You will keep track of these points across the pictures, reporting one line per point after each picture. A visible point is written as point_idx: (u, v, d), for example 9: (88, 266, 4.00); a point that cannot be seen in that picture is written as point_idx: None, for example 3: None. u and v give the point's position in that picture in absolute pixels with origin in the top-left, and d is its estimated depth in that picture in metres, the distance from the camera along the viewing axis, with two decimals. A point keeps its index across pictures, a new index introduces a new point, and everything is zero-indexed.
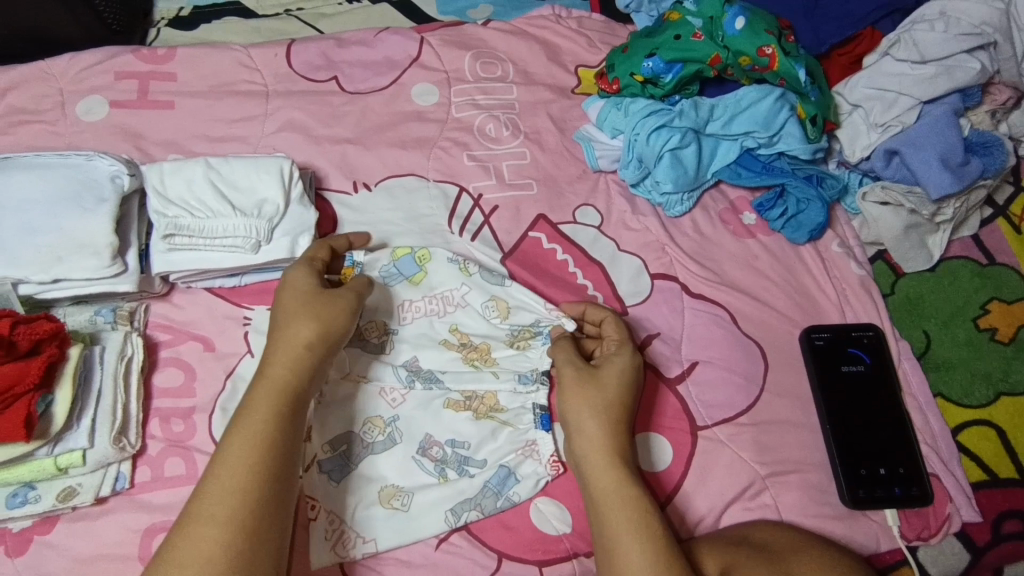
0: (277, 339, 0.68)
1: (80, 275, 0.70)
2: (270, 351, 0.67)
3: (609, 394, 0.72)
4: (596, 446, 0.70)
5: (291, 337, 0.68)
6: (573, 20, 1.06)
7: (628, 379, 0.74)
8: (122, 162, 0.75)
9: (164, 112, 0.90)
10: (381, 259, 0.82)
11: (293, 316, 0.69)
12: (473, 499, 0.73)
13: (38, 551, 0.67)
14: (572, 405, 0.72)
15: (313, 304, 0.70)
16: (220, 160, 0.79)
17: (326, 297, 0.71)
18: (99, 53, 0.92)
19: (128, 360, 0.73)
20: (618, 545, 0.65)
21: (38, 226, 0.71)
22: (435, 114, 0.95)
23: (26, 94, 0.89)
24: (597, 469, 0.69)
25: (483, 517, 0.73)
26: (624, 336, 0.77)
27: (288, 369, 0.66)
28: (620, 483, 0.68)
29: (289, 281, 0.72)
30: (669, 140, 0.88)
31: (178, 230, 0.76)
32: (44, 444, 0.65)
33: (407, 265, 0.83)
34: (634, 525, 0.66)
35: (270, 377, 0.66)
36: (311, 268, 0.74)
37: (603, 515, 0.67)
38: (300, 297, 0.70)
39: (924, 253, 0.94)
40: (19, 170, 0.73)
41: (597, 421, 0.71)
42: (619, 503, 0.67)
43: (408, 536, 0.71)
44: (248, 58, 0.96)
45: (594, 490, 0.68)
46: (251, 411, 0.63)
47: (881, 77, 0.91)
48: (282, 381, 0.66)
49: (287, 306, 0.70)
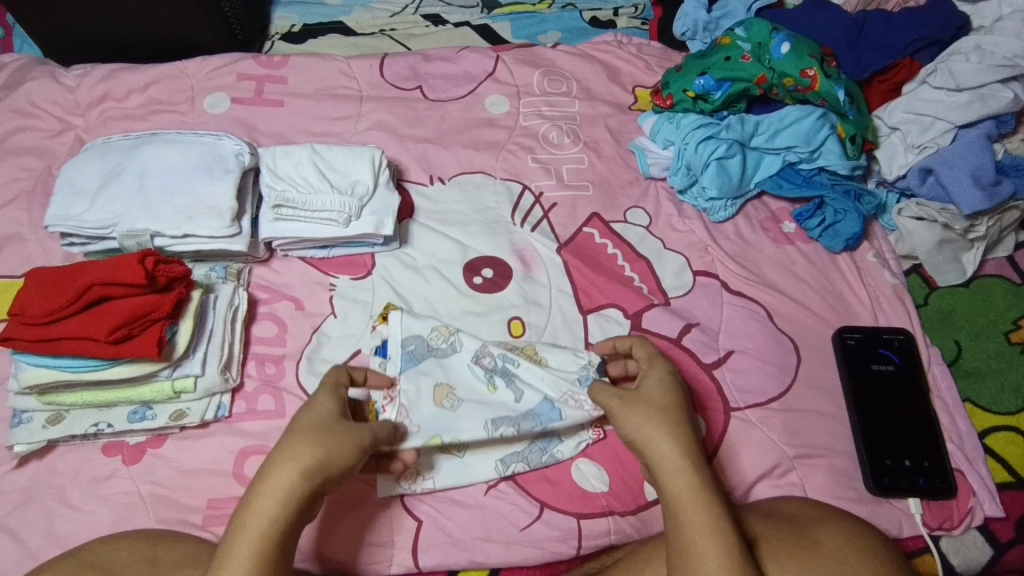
0: (275, 461, 0.65)
1: (204, 233, 0.84)
2: (264, 477, 0.64)
3: (659, 402, 0.74)
4: (667, 455, 0.71)
5: (288, 466, 0.64)
6: (634, 46, 1.18)
7: (668, 386, 0.76)
8: (245, 144, 0.91)
9: (275, 109, 1.05)
10: (418, 438, 0.78)
11: (296, 440, 0.66)
12: (520, 453, 0.81)
13: (151, 461, 0.79)
14: (632, 424, 0.73)
15: (323, 433, 0.67)
16: (324, 147, 0.93)
17: (338, 432, 0.68)
18: (225, 58, 1.08)
19: (235, 308, 0.85)
20: (700, 555, 0.65)
21: (177, 190, 0.86)
22: (505, 121, 1.07)
23: (165, 88, 1.05)
24: (672, 474, 0.70)
25: (529, 469, 0.81)
26: (654, 352, 0.80)
27: (278, 502, 0.63)
28: (695, 487, 0.69)
29: (317, 402, 0.71)
30: (716, 150, 0.97)
31: (285, 202, 0.88)
32: (166, 367, 0.77)
33: (441, 428, 0.79)
34: (713, 537, 0.66)
35: (256, 509, 0.62)
36: (337, 395, 0.73)
37: (681, 522, 0.67)
38: (311, 422, 0.69)
39: (957, 268, 0.99)
40: (166, 146, 0.89)
41: (665, 429, 0.72)
42: (698, 508, 0.67)
43: (462, 478, 0.80)
44: (347, 67, 1.10)
45: (672, 497, 0.69)
46: (234, 547, 0.61)
47: (919, 102, 0.98)
48: (271, 514, 0.62)
49: (299, 428, 0.68)
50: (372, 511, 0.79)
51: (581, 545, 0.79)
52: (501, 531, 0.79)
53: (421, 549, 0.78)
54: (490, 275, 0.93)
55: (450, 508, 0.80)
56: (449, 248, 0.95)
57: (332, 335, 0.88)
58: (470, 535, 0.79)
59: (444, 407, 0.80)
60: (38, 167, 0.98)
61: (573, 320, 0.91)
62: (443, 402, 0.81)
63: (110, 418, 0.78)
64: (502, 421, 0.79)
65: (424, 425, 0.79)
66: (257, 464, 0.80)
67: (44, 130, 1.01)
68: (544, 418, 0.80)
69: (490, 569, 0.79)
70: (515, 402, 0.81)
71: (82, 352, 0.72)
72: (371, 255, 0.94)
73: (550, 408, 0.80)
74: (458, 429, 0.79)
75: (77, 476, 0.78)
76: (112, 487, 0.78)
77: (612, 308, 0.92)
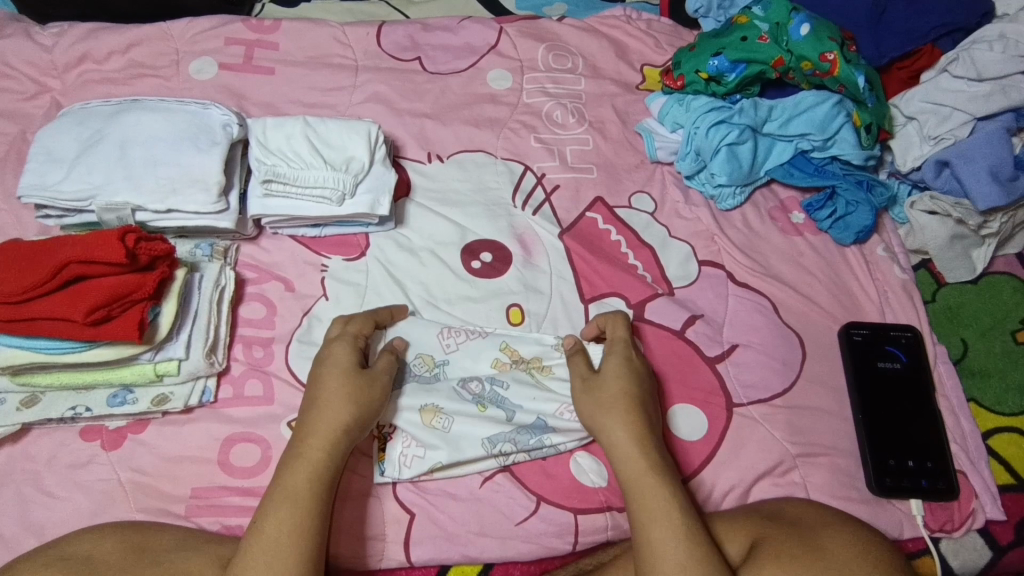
0: (313, 419, 0.69)
1: (190, 208, 0.80)
2: (304, 434, 0.69)
3: (612, 387, 0.75)
4: (616, 439, 0.72)
5: (324, 423, 0.69)
6: (643, 22, 1.13)
7: (625, 368, 0.76)
8: (233, 113, 0.86)
9: (265, 77, 0.99)
10: (421, 468, 0.76)
11: (325, 397, 0.71)
12: (509, 433, 0.77)
13: (132, 447, 0.76)
14: (586, 408, 0.74)
15: (353, 386, 0.72)
16: (318, 119, 0.88)
17: (366, 385, 0.72)
18: (212, 20, 1.02)
19: (222, 289, 0.81)
20: (651, 534, 0.66)
21: (160, 161, 0.81)
22: (507, 98, 1.02)
23: (148, 50, 0.99)
24: (621, 458, 0.71)
25: (518, 450, 0.77)
26: (620, 333, 0.80)
27: (325, 450, 0.68)
28: (647, 471, 0.69)
29: (334, 353, 0.74)
30: (727, 135, 0.93)
31: (276, 177, 0.84)
32: (148, 349, 0.73)
33: (437, 452, 0.76)
34: (663, 514, 0.67)
35: (305, 457, 0.67)
36: (354, 343, 0.76)
37: (634, 503, 0.68)
38: (334, 379, 0.72)
39: (967, 265, 0.98)
40: (151, 113, 0.84)
41: (613, 415, 0.73)
42: (647, 484, 0.68)
43: (451, 455, 0.76)
44: (342, 35, 1.04)
45: (623, 477, 0.70)
46: (287, 489, 0.65)
47: (938, 91, 0.95)
48: (315, 465, 0.67)
49: (325, 383, 0.72)
50: (366, 502, 0.76)
51: (577, 541, 0.78)
52: (496, 526, 0.77)
53: (413, 543, 0.76)
54: (488, 260, 0.89)
55: (444, 502, 0.77)
56: (447, 230, 0.91)
57: (323, 319, 0.84)
58: (464, 529, 0.76)
59: (436, 429, 0.77)
60: (11, 131, 0.92)
61: (573, 307, 0.88)
62: (433, 424, 0.78)
63: (87, 402, 0.74)
64: (499, 438, 0.77)
65: (427, 449, 0.77)
66: (244, 451, 0.77)
67: (17, 92, 0.95)
68: (538, 431, 0.78)
69: (484, 564, 0.77)
70: (508, 419, 0.78)
71: (58, 334, 0.69)
72: (365, 235, 0.90)
73: (543, 425, 0.78)
74: (456, 450, 0.76)
75: (53, 461, 0.75)
76: (90, 474, 0.75)
77: (614, 296, 0.89)
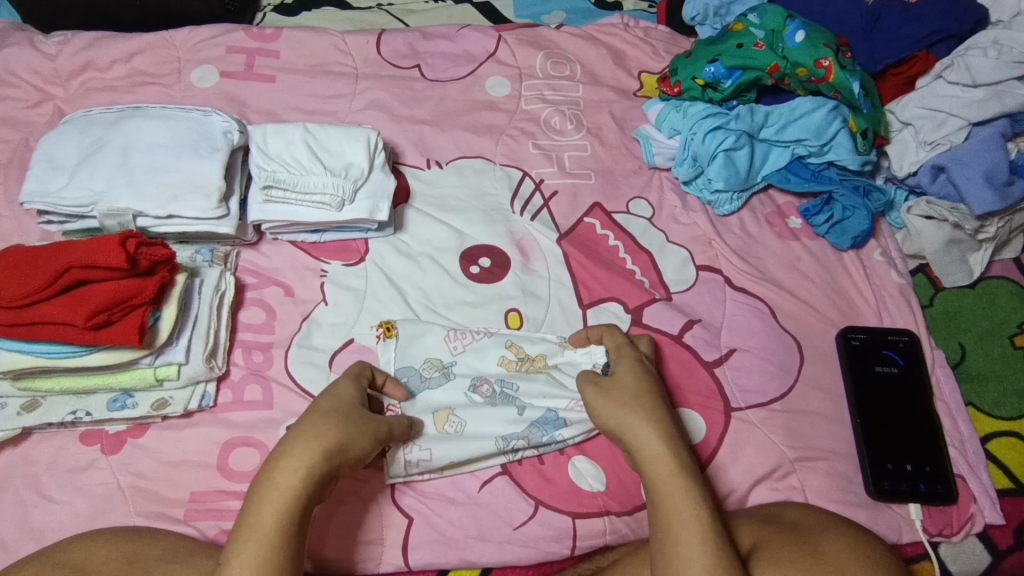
0: (293, 440, 0.65)
1: (190, 214, 0.80)
2: (279, 456, 0.64)
3: (631, 389, 0.74)
4: (645, 438, 0.70)
5: (304, 446, 0.65)
6: (641, 29, 1.14)
7: (640, 371, 0.77)
8: (234, 120, 0.87)
9: (266, 84, 1.00)
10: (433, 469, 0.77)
11: (313, 421, 0.67)
12: (521, 431, 0.78)
13: (131, 451, 0.76)
14: (607, 410, 0.73)
15: (342, 418, 0.68)
16: (318, 126, 0.89)
17: (357, 420, 0.69)
18: (214, 29, 1.03)
19: (221, 294, 0.82)
20: (682, 535, 0.65)
21: (161, 167, 0.82)
22: (505, 105, 1.03)
23: (150, 58, 1.00)
24: (651, 458, 0.69)
25: (530, 446, 0.78)
26: (621, 341, 0.80)
27: (299, 477, 0.63)
28: (674, 470, 0.69)
29: (338, 388, 0.73)
30: (723, 141, 0.94)
31: (275, 182, 0.84)
32: (148, 354, 0.73)
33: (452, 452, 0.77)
34: (692, 514, 0.66)
35: (275, 482, 0.63)
36: (358, 383, 0.75)
37: (664, 503, 0.67)
38: (328, 407, 0.69)
39: (964, 269, 0.98)
40: (152, 120, 0.85)
41: (637, 415, 0.72)
42: (676, 484, 0.68)
43: (463, 454, 0.77)
44: (343, 43, 1.05)
45: (650, 477, 0.69)
46: (254, 518, 0.62)
47: (932, 97, 0.96)
48: (282, 499, 0.62)
49: (318, 409, 0.69)
50: (365, 506, 0.77)
51: (576, 545, 0.77)
52: (494, 530, 0.77)
53: (411, 547, 0.76)
54: (487, 264, 0.90)
55: (442, 506, 0.77)
56: (446, 235, 0.91)
57: (322, 323, 0.85)
58: (462, 533, 0.77)
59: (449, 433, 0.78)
60: (16, 138, 0.93)
61: (571, 312, 0.88)
62: (444, 428, 0.79)
63: (87, 406, 0.75)
64: (510, 436, 0.78)
65: (436, 452, 0.77)
66: (243, 455, 0.77)
67: (21, 100, 0.96)
68: (550, 427, 0.79)
69: (483, 568, 0.77)
70: (519, 415, 0.79)
71: (58, 337, 0.69)
72: (365, 240, 0.90)
73: (554, 419, 0.79)
74: (469, 452, 0.77)
75: (53, 465, 0.75)
76: (90, 478, 0.75)
77: (612, 301, 0.89)
